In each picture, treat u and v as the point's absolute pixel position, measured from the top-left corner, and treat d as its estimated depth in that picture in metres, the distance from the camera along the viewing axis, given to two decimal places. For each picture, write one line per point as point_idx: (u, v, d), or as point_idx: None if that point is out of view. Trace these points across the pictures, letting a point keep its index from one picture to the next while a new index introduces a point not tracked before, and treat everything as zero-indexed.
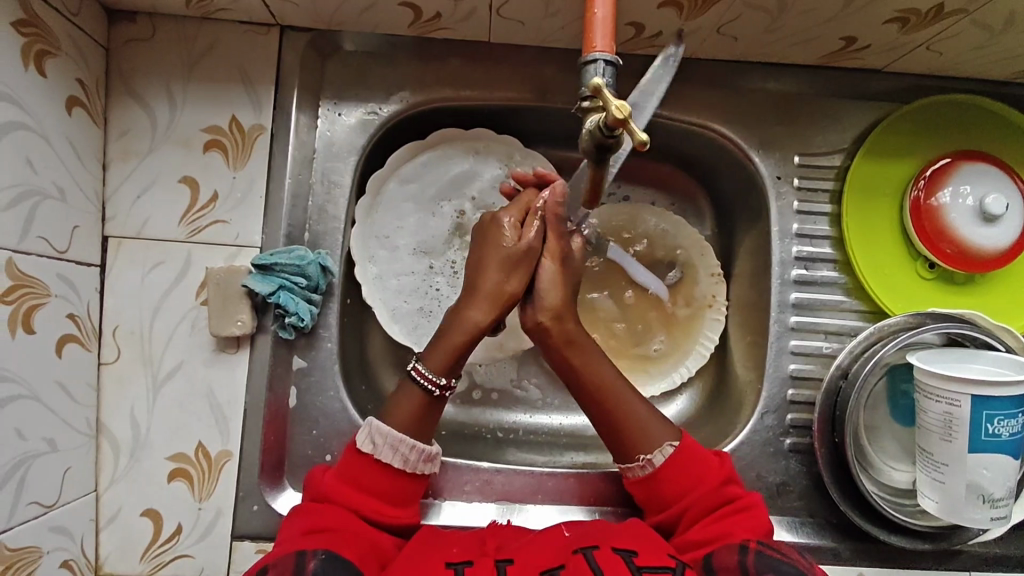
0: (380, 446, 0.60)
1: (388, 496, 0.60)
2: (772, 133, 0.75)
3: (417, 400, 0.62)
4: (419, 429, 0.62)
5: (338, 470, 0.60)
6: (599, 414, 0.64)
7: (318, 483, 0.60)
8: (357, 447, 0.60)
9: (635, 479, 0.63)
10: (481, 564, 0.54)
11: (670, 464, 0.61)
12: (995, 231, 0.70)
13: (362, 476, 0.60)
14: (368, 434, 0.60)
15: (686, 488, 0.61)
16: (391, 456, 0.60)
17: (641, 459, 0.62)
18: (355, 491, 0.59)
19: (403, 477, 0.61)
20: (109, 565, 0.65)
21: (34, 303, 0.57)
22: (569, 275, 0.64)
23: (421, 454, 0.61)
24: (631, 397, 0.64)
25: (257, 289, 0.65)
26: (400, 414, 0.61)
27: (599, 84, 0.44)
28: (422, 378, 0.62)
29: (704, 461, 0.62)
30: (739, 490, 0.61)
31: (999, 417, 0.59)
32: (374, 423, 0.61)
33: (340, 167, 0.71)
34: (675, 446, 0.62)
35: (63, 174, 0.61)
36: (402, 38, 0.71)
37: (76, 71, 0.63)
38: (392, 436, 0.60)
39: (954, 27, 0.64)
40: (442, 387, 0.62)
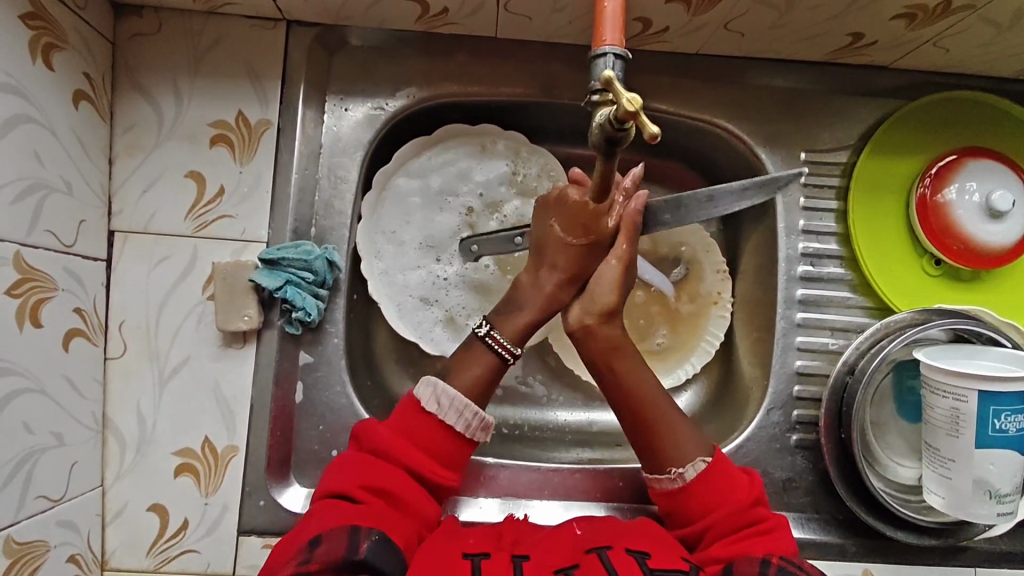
0: (445, 408, 0.60)
1: (443, 457, 0.60)
2: (779, 129, 0.75)
3: (485, 367, 0.62)
4: (480, 395, 0.62)
5: (391, 428, 0.60)
6: (634, 424, 0.62)
7: (372, 440, 0.60)
8: (421, 405, 0.60)
9: (663, 490, 0.61)
10: (498, 558, 0.53)
11: (702, 479, 0.59)
12: (1001, 228, 0.70)
13: (420, 433, 0.60)
14: (433, 394, 0.60)
15: (714, 505, 0.59)
16: (454, 419, 0.60)
17: (671, 472, 0.60)
18: (412, 449, 0.59)
19: (457, 441, 0.60)
20: (116, 560, 0.64)
21: (41, 296, 0.57)
22: (627, 288, 0.62)
23: (479, 422, 0.61)
24: (668, 409, 0.62)
25: (264, 283, 0.65)
26: (467, 380, 0.62)
27: (611, 77, 0.44)
28: (499, 347, 0.63)
29: (734, 479, 0.60)
30: (766, 512, 0.59)
31: (1006, 412, 0.59)
32: (440, 383, 0.61)
33: (347, 162, 0.71)
34: (707, 462, 0.60)
35: (70, 168, 0.61)
36: (409, 33, 0.71)
37: (83, 65, 0.63)
38: (459, 401, 0.60)
39: (961, 23, 0.64)
40: (514, 354, 0.63)
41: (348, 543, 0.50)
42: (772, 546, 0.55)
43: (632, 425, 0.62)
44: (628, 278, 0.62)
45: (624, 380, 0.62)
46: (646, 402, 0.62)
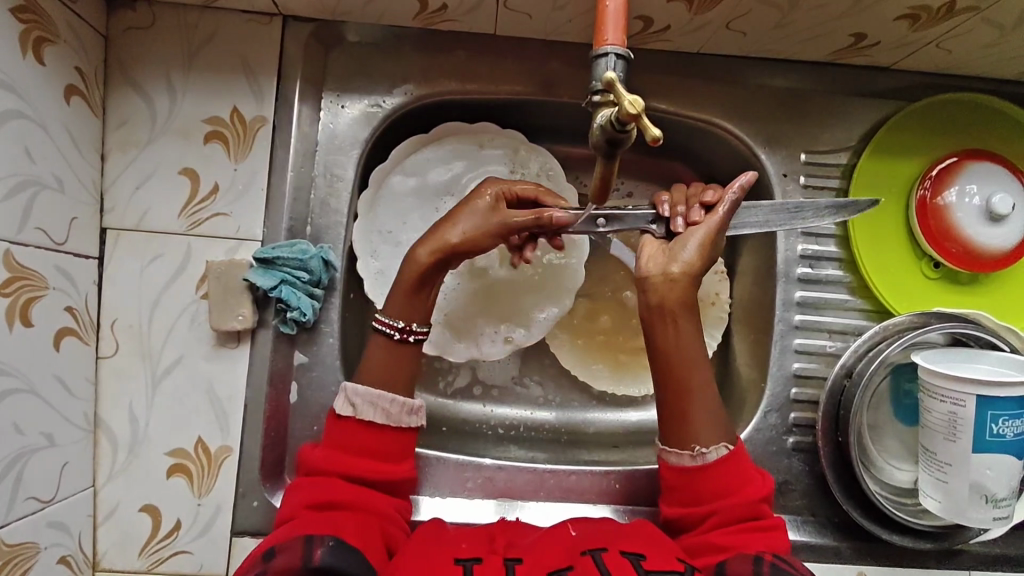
0: (359, 406, 0.59)
1: (380, 450, 0.59)
2: (779, 130, 0.74)
3: (385, 350, 0.61)
4: (394, 381, 0.61)
5: (325, 443, 0.60)
6: (665, 388, 0.60)
7: (307, 456, 0.59)
8: (337, 414, 0.60)
9: (675, 465, 0.59)
10: (489, 563, 0.53)
11: (720, 465, 0.58)
12: (999, 231, 0.70)
13: (350, 436, 0.59)
14: (346, 398, 0.60)
15: (724, 492, 0.58)
16: (371, 413, 0.59)
17: (691, 449, 0.58)
18: (349, 455, 0.59)
19: (388, 431, 0.60)
20: (107, 561, 0.64)
21: (31, 295, 0.56)
22: (713, 254, 0.59)
23: (403, 406, 0.60)
24: (706, 383, 0.60)
25: (259, 283, 0.64)
26: (375, 370, 0.61)
27: (613, 79, 0.44)
28: (386, 327, 0.61)
29: (747, 472, 0.59)
30: (768, 511, 0.59)
31: (1003, 417, 0.59)
32: (351, 386, 0.60)
33: (342, 159, 0.70)
34: (729, 449, 0.58)
35: (61, 165, 0.60)
36: (407, 29, 0.70)
37: (74, 59, 0.62)
38: (370, 394, 0.59)
39: (964, 24, 0.64)
40: (402, 330, 0.61)
41: (303, 552, 0.50)
42: (769, 543, 0.56)
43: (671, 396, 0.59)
44: (717, 243, 0.58)
45: (675, 350, 0.59)
46: (694, 376, 0.59)
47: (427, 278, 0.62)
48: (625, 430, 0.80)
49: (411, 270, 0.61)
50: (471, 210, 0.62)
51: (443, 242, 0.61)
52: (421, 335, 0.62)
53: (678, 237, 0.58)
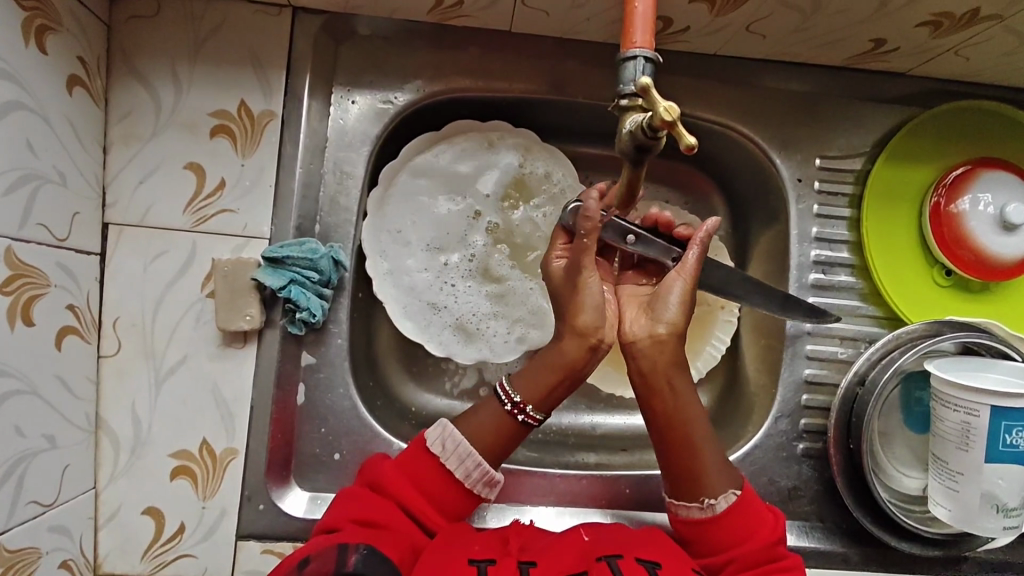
0: (448, 452, 0.57)
1: (439, 500, 0.57)
2: (795, 134, 0.73)
3: (493, 418, 0.59)
4: (494, 453, 0.59)
5: (396, 461, 0.58)
6: (669, 442, 0.59)
7: (375, 468, 0.58)
8: (425, 445, 0.58)
9: (685, 518, 0.58)
10: (504, 564, 0.52)
11: (732, 512, 0.57)
12: (1014, 240, 0.69)
13: (422, 473, 0.57)
14: (440, 435, 0.58)
15: (739, 539, 0.56)
16: (456, 466, 0.57)
17: (701, 501, 0.57)
18: (411, 486, 0.57)
19: (459, 491, 0.57)
20: (109, 565, 0.62)
21: (33, 293, 0.54)
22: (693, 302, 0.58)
23: (483, 476, 0.58)
24: (706, 436, 0.59)
25: (267, 282, 0.63)
26: (480, 429, 0.59)
27: (647, 85, 0.42)
28: (501, 395, 0.60)
29: (759, 516, 0.57)
30: (787, 551, 0.57)
31: (1017, 428, 0.59)
32: (451, 427, 0.58)
33: (352, 157, 0.69)
34: (738, 495, 0.57)
35: (64, 158, 0.58)
36: (420, 24, 0.68)
37: (77, 48, 0.60)
38: (462, 448, 0.57)
39: (987, 32, 0.63)
40: (515, 405, 0.59)
41: (336, 558, 0.48)
42: None
43: (676, 453, 0.58)
44: (695, 295, 0.58)
45: (677, 408, 0.59)
46: (695, 432, 0.59)
47: (554, 366, 0.59)
48: (633, 434, 0.80)
49: (554, 355, 0.59)
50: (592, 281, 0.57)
51: (589, 335, 0.58)
52: (531, 418, 0.59)
53: (655, 297, 0.58)
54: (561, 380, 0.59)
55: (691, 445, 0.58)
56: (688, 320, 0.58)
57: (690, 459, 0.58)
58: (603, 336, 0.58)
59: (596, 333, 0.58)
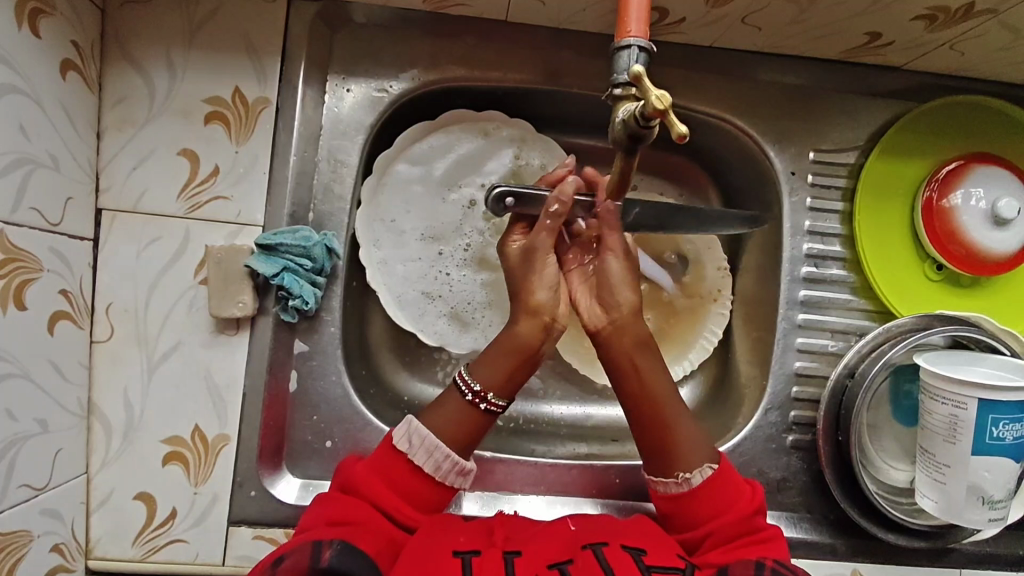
0: (415, 446, 0.57)
1: (416, 497, 0.57)
2: (789, 127, 0.74)
3: (457, 407, 0.59)
4: (466, 442, 0.59)
5: (368, 462, 0.58)
6: (640, 419, 0.60)
7: (347, 471, 0.57)
8: (394, 443, 0.58)
9: (665, 493, 0.59)
10: (489, 556, 0.52)
11: (708, 486, 0.58)
12: (1005, 236, 0.70)
13: (396, 471, 0.57)
14: (405, 433, 0.58)
15: (717, 511, 0.57)
16: (423, 460, 0.57)
17: (677, 476, 0.58)
18: (384, 486, 0.56)
19: (431, 483, 0.58)
20: (100, 549, 0.63)
21: (26, 277, 0.54)
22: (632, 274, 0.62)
23: (454, 466, 0.58)
24: (677, 410, 0.60)
25: (260, 269, 0.63)
26: (445, 422, 0.59)
27: (640, 72, 0.42)
28: (461, 384, 0.60)
29: (737, 488, 0.58)
30: (765, 522, 0.57)
31: (1004, 421, 0.60)
32: (415, 422, 0.58)
33: (347, 145, 0.69)
34: (714, 468, 0.58)
35: (57, 142, 0.57)
36: (416, 13, 0.68)
37: (70, 32, 0.59)
38: (428, 441, 0.57)
39: (981, 26, 0.64)
40: (476, 393, 0.59)
41: (311, 553, 0.49)
42: (768, 553, 0.54)
43: (646, 429, 0.60)
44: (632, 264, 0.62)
45: (645, 387, 0.60)
46: (667, 409, 0.60)
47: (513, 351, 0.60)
48: (624, 425, 0.80)
49: (510, 340, 0.60)
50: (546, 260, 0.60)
51: (542, 313, 0.60)
52: (494, 405, 0.59)
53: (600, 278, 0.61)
54: (521, 364, 0.60)
55: (661, 421, 0.59)
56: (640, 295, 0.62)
57: (661, 436, 0.59)
58: (556, 314, 0.61)
59: (550, 312, 0.61)
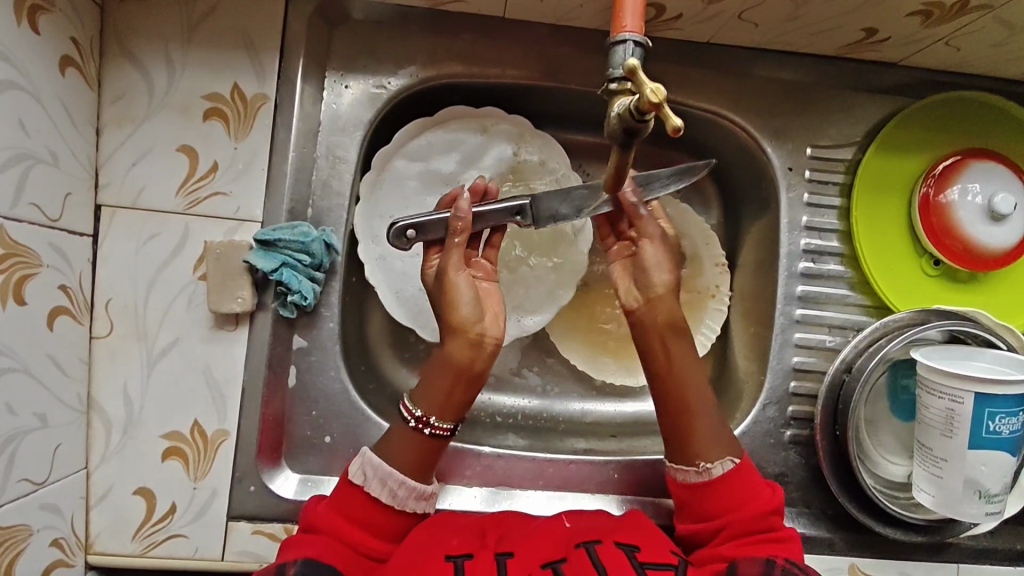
0: (369, 478, 0.57)
1: (379, 529, 0.56)
2: (785, 123, 0.74)
3: (402, 434, 0.59)
4: (419, 466, 0.58)
5: (331, 499, 0.57)
6: (668, 405, 0.62)
7: (309, 510, 0.57)
8: (349, 480, 0.57)
9: (683, 482, 0.61)
10: (481, 559, 0.52)
11: (728, 478, 0.59)
12: (1000, 231, 0.70)
13: (352, 505, 0.57)
14: (360, 465, 0.58)
15: (733, 505, 0.58)
16: (379, 490, 0.57)
17: (698, 465, 0.60)
18: (344, 520, 0.56)
19: (391, 512, 0.57)
20: (100, 544, 0.63)
21: (25, 272, 0.54)
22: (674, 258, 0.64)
23: (411, 492, 0.57)
24: (703, 399, 0.62)
25: (259, 265, 0.63)
26: (399, 449, 0.58)
27: (635, 66, 0.43)
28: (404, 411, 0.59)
29: (756, 487, 0.59)
30: (782, 523, 0.58)
31: (1000, 414, 0.60)
32: (370, 454, 0.58)
33: (345, 141, 0.69)
34: (735, 462, 0.60)
35: (56, 138, 0.58)
36: (414, 10, 0.68)
37: (70, 28, 0.60)
38: (381, 469, 0.57)
39: (976, 22, 0.64)
40: (418, 418, 0.58)
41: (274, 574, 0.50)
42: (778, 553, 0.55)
43: (669, 418, 0.62)
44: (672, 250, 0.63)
45: (672, 374, 0.62)
46: (692, 397, 0.61)
47: (443, 373, 0.59)
48: (622, 421, 0.80)
49: (443, 360, 0.59)
50: (457, 275, 0.59)
51: (467, 330, 0.59)
52: (440, 429, 0.59)
53: (641, 263, 0.62)
54: (457, 386, 0.59)
55: (687, 411, 0.61)
56: (676, 274, 0.63)
57: (683, 422, 0.61)
58: (482, 328, 0.59)
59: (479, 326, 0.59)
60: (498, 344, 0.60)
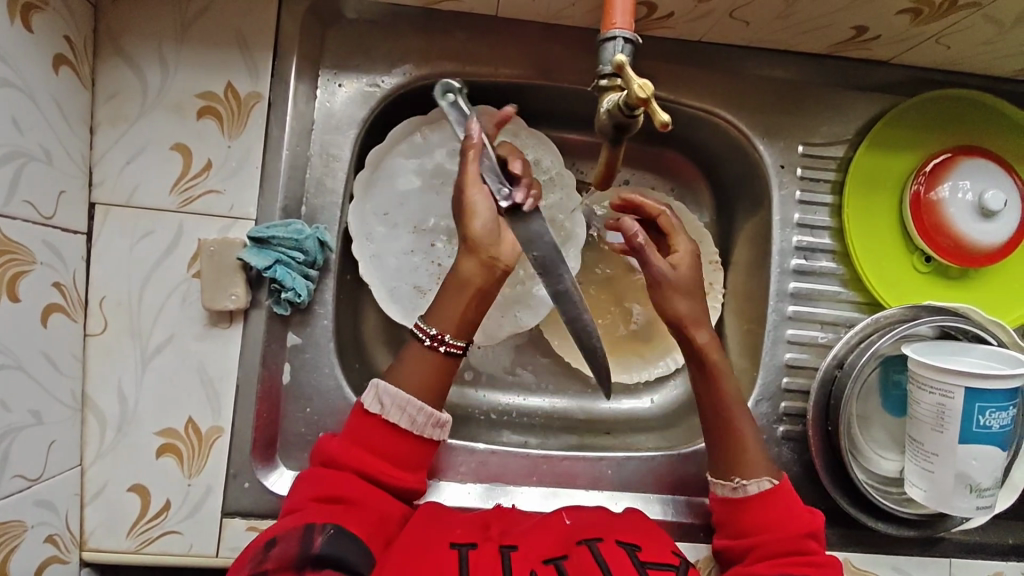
0: (387, 407, 0.57)
1: (399, 459, 0.57)
2: (777, 121, 0.74)
3: (418, 359, 0.58)
4: (431, 392, 0.58)
5: (345, 434, 0.58)
6: (711, 424, 0.64)
7: (324, 447, 0.57)
8: (365, 410, 0.57)
9: (721, 496, 0.64)
10: (485, 549, 0.53)
11: (762, 498, 0.61)
12: (990, 227, 0.71)
13: (372, 437, 0.57)
14: (376, 394, 0.57)
15: (769, 526, 0.60)
16: (398, 417, 0.57)
17: (734, 481, 0.62)
18: (364, 453, 0.56)
19: (410, 440, 0.57)
20: (94, 541, 0.63)
21: (18, 269, 0.54)
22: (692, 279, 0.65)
23: (429, 418, 0.57)
24: (747, 419, 0.64)
25: (253, 262, 0.64)
26: (415, 381, 0.58)
27: (623, 63, 0.45)
28: (419, 332, 0.59)
29: (796, 511, 0.61)
30: (819, 547, 0.60)
31: (990, 409, 0.60)
32: (383, 383, 0.58)
33: (339, 140, 0.70)
34: (774, 484, 0.62)
35: (49, 137, 0.58)
36: (406, 9, 0.69)
37: (63, 27, 0.60)
38: (401, 397, 0.57)
39: (965, 20, 0.65)
40: (433, 337, 0.58)
41: (302, 538, 0.50)
42: None
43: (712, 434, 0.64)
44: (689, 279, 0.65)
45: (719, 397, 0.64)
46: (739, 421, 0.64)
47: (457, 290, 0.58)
48: (616, 418, 0.81)
49: (456, 278, 0.58)
50: (475, 192, 0.57)
51: (481, 251, 0.58)
52: (455, 347, 0.59)
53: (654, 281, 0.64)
54: (473, 303, 0.58)
55: (734, 430, 0.63)
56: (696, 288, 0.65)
57: (729, 439, 0.63)
58: (496, 248, 0.58)
59: (498, 257, 0.58)
60: (509, 271, 0.59)
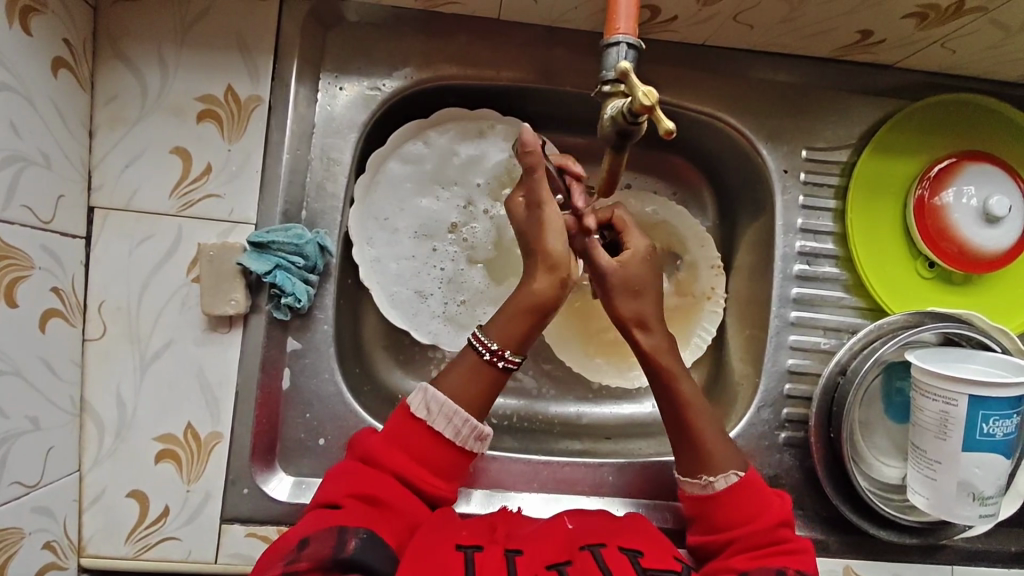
0: (433, 413, 0.57)
1: (437, 465, 0.57)
2: (781, 125, 0.74)
3: (472, 365, 0.59)
4: (479, 403, 0.58)
5: (385, 433, 0.58)
6: (674, 424, 0.62)
7: (364, 445, 0.57)
8: (411, 412, 0.58)
9: (692, 495, 0.62)
10: (490, 552, 0.52)
11: (731, 492, 0.60)
12: (996, 232, 0.70)
13: (409, 438, 0.57)
14: (422, 398, 0.57)
15: (743, 519, 0.59)
16: (443, 425, 0.57)
17: (702, 479, 0.61)
18: (401, 454, 0.56)
19: (449, 449, 0.57)
20: (92, 547, 0.63)
21: (16, 274, 0.54)
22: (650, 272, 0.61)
23: (472, 430, 0.57)
24: (706, 414, 0.62)
25: (253, 267, 0.63)
26: (462, 384, 0.58)
27: (627, 69, 0.44)
28: (479, 343, 0.59)
29: (766, 499, 0.60)
30: (793, 535, 0.59)
31: (994, 417, 0.60)
32: (431, 389, 0.58)
33: (340, 143, 0.69)
34: (740, 476, 0.60)
35: (48, 140, 0.57)
36: (408, 12, 0.68)
37: (62, 30, 0.59)
38: (448, 407, 0.57)
39: (971, 24, 0.64)
40: (493, 351, 0.58)
41: (336, 541, 0.49)
42: (791, 564, 0.56)
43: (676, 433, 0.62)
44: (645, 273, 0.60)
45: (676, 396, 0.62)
46: (696, 417, 0.62)
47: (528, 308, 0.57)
48: (618, 423, 0.80)
49: (525, 295, 0.58)
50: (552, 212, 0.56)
51: (559, 270, 0.57)
52: (511, 362, 0.58)
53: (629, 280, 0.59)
54: (535, 321, 0.58)
55: (693, 427, 0.61)
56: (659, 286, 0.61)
57: (691, 435, 0.61)
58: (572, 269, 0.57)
59: (569, 265, 0.57)
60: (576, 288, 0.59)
